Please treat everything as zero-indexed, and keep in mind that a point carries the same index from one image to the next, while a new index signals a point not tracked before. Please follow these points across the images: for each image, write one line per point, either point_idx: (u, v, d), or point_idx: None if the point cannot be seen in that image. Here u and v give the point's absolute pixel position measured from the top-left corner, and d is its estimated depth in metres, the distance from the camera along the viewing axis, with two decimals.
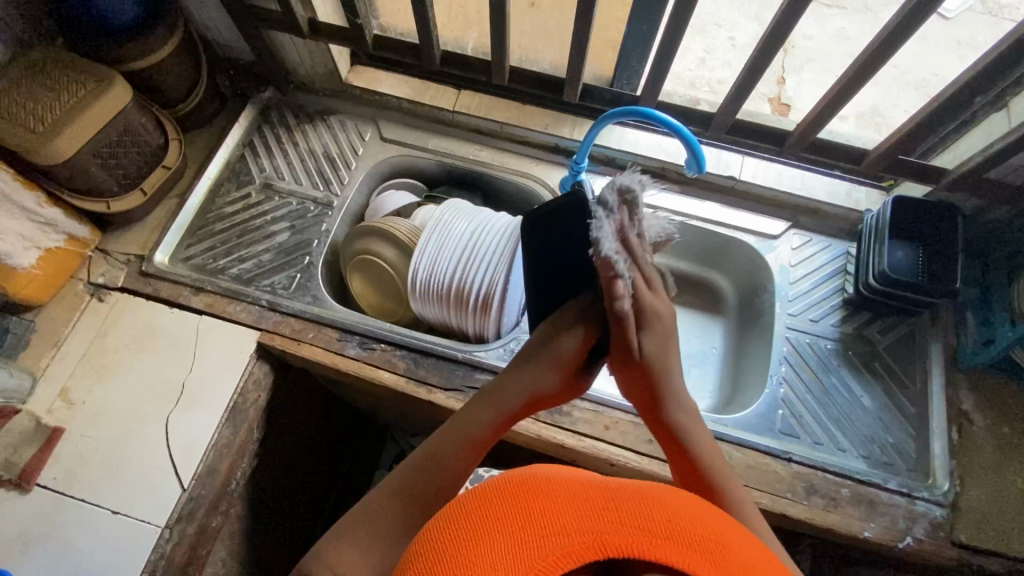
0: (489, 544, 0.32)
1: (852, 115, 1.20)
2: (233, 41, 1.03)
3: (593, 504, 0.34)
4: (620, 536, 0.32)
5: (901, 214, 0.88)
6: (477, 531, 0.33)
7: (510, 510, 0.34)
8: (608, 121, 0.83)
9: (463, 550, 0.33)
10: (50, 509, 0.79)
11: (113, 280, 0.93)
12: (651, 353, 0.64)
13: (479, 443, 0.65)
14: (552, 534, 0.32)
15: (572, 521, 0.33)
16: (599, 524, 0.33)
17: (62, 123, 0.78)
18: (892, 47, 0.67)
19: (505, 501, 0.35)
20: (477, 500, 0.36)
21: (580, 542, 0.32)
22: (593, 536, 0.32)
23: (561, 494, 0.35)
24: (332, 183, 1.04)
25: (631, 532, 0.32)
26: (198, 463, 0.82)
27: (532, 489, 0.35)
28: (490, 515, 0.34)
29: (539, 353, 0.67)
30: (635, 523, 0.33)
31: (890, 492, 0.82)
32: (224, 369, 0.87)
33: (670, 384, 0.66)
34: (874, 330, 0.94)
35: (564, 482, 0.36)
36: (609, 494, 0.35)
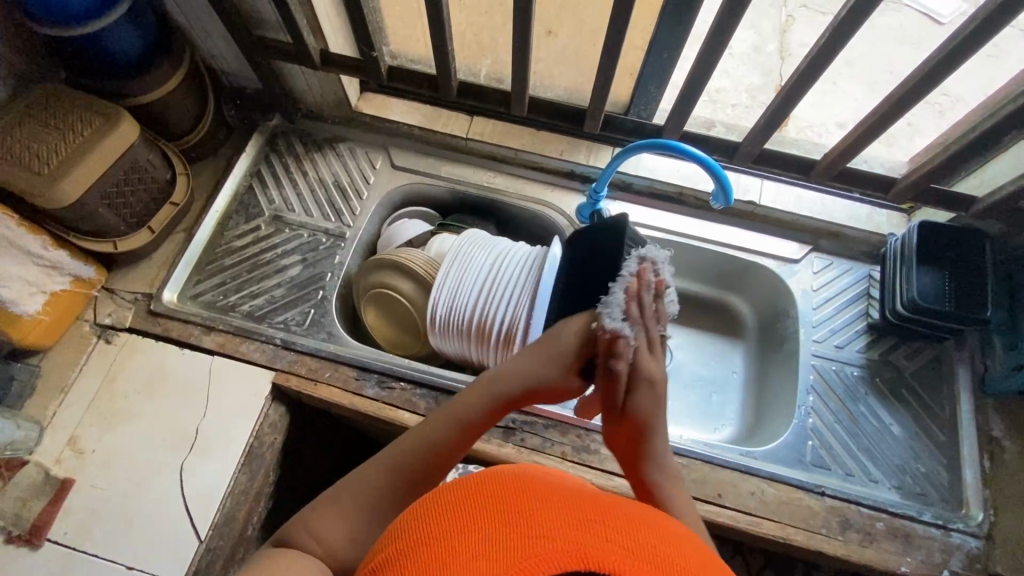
0: (474, 537, 0.33)
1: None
2: (239, 69, 1.01)
3: (582, 518, 0.34)
4: (604, 551, 0.32)
5: (926, 240, 0.87)
6: (462, 526, 0.34)
7: (500, 513, 0.34)
8: (633, 153, 0.81)
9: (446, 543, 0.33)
10: (62, 567, 0.76)
11: (120, 320, 0.90)
12: (642, 410, 0.62)
13: (472, 427, 0.62)
14: (538, 537, 0.32)
15: (560, 531, 0.33)
16: (586, 538, 0.32)
17: (70, 164, 0.76)
18: (931, 80, 0.66)
19: (498, 504, 0.35)
20: (470, 495, 0.36)
21: (564, 550, 0.31)
22: (578, 546, 0.32)
23: (553, 505, 0.35)
24: (343, 213, 1.01)
25: (616, 550, 0.32)
26: (215, 512, 0.79)
27: (527, 494, 0.36)
28: (478, 513, 0.35)
29: (552, 341, 0.64)
30: (619, 541, 0.33)
31: (925, 525, 0.81)
32: (238, 412, 0.84)
33: (654, 445, 0.62)
34: (900, 356, 0.92)
35: (559, 494, 0.36)
36: (602, 512, 0.35)
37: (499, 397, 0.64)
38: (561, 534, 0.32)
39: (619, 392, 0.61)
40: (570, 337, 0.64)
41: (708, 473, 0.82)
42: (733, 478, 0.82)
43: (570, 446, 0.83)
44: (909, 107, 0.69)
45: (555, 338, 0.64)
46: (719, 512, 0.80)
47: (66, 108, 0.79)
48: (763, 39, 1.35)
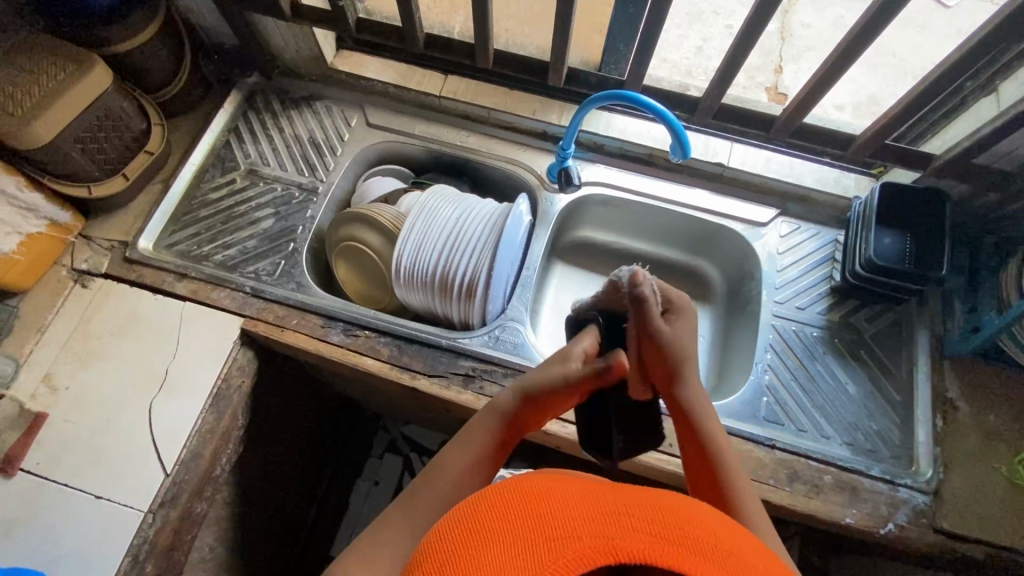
0: (501, 548, 0.33)
1: (848, 104, 1.19)
2: (217, 24, 1.02)
3: (606, 511, 0.35)
4: (630, 540, 0.33)
5: (888, 200, 0.87)
6: (484, 536, 0.34)
7: (523, 515, 0.34)
8: (592, 106, 0.82)
9: (472, 552, 0.33)
10: (32, 494, 0.79)
11: (96, 266, 0.93)
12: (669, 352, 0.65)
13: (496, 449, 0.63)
14: (564, 538, 0.33)
15: (583, 526, 0.33)
16: (610, 529, 0.33)
17: (40, 106, 0.78)
18: (875, 29, 0.67)
19: (517, 503, 0.35)
20: (489, 500, 0.36)
21: (593, 546, 0.32)
22: (606, 541, 0.33)
23: (573, 500, 0.35)
24: (317, 169, 1.03)
25: (642, 537, 0.33)
26: (181, 449, 0.82)
27: (542, 491, 0.36)
28: (501, 517, 0.35)
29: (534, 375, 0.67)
30: (645, 528, 0.34)
31: (872, 479, 0.82)
32: (208, 355, 0.87)
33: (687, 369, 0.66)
34: (861, 318, 0.93)
35: (576, 488, 0.37)
36: (621, 498, 0.36)
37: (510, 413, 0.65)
38: (585, 529, 0.33)
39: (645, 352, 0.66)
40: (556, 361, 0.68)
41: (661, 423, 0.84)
42: None
43: None
44: (859, 56, 0.69)
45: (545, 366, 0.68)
46: (669, 460, 0.82)
47: (41, 54, 0.81)
48: None
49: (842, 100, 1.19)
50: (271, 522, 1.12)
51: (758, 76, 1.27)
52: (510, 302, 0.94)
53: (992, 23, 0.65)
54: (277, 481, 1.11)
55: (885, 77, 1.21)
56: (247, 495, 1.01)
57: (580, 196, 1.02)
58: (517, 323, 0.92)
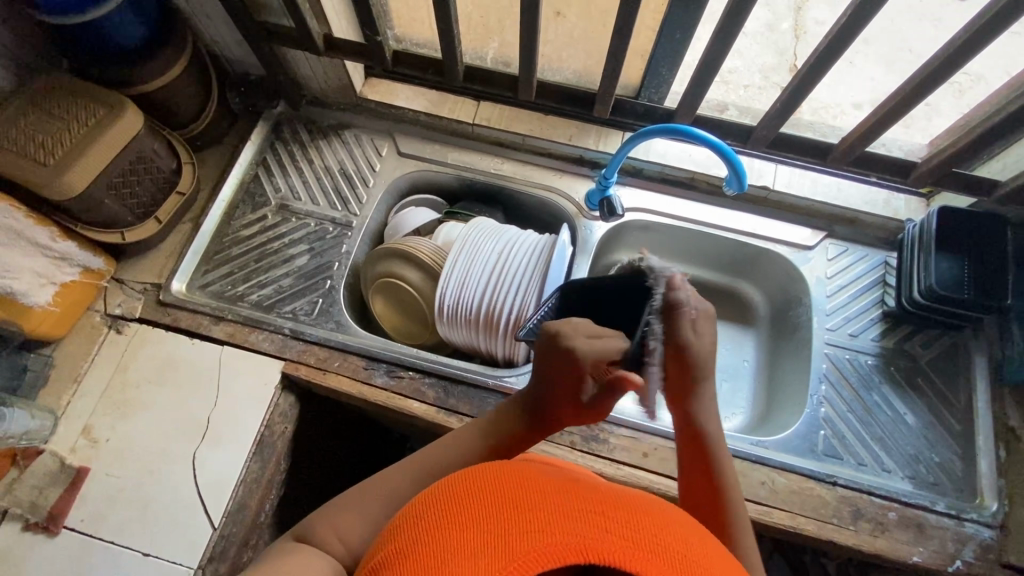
0: (473, 536, 0.35)
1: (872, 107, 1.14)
2: (243, 56, 0.99)
3: (582, 510, 0.35)
4: (601, 543, 0.33)
5: (946, 225, 0.85)
6: (462, 518, 0.37)
7: (501, 511, 0.36)
8: (644, 139, 0.79)
9: (447, 542, 0.35)
10: (79, 553, 0.77)
11: (130, 311, 0.90)
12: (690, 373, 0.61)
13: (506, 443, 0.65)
14: (535, 533, 0.33)
15: (557, 522, 0.34)
16: (583, 530, 0.33)
17: (73, 156, 0.75)
18: (953, 62, 0.64)
19: (500, 497, 0.37)
20: (477, 490, 0.39)
21: (562, 544, 0.33)
22: (577, 540, 0.33)
23: (552, 496, 0.36)
24: (350, 202, 1.00)
25: (612, 539, 0.33)
26: (227, 501, 0.80)
27: (524, 493, 0.37)
28: (481, 504, 0.37)
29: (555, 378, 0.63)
30: (616, 530, 0.34)
31: (938, 514, 0.80)
32: (249, 402, 0.85)
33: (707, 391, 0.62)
34: (916, 344, 0.91)
35: (560, 488, 0.37)
36: (599, 501, 0.36)
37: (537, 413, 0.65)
38: (559, 526, 0.34)
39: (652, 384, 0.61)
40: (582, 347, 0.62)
41: None
42: (743, 468, 0.82)
43: (579, 435, 0.83)
44: (931, 89, 0.66)
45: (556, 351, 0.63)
46: None
47: (71, 98, 0.78)
48: (777, 17, 1.29)
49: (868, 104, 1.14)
50: None
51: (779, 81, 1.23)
52: None
53: None
54: None
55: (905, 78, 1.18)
56: None
57: (620, 223, 0.99)
58: None
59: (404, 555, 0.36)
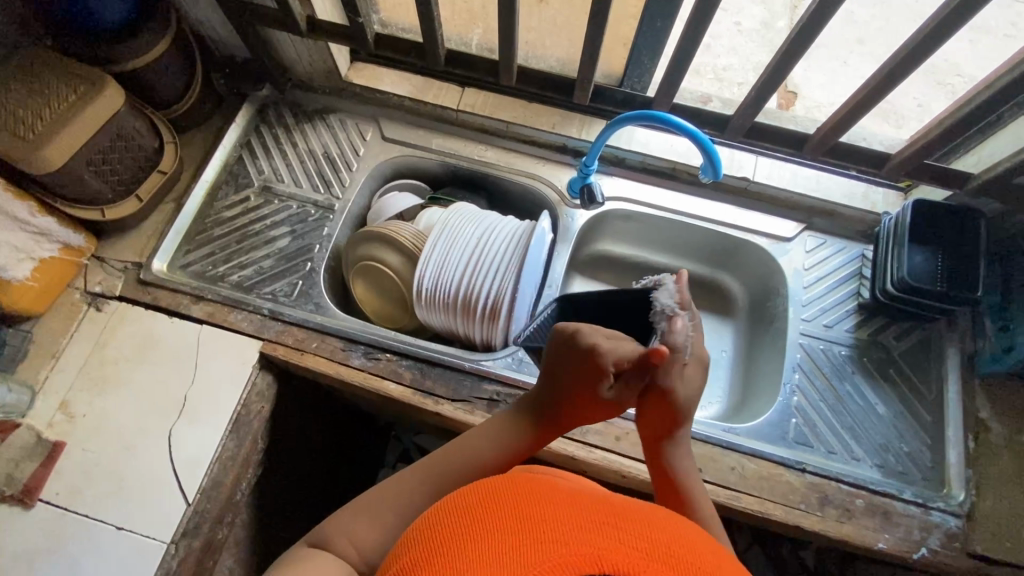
0: (491, 547, 0.35)
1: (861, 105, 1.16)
2: (228, 37, 1.00)
3: (597, 522, 0.36)
4: (618, 554, 0.34)
5: (920, 217, 0.86)
6: (475, 530, 0.37)
7: (518, 522, 0.37)
8: (622, 125, 0.80)
9: (465, 553, 0.36)
10: (53, 526, 0.77)
11: (110, 289, 0.91)
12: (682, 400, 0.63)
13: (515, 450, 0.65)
14: (553, 545, 0.34)
15: (573, 535, 0.35)
16: (598, 541, 0.35)
17: (52, 130, 0.75)
18: (923, 50, 0.65)
19: (512, 508, 0.38)
20: (487, 501, 0.39)
21: (578, 554, 0.34)
22: (593, 551, 0.34)
23: (565, 508, 0.37)
24: (333, 185, 1.01)
25: (628, 552, 0.34)
26: (203, 477, 0.81)
27: (537, 505, 0.38)
28: (494, 516, 0.38)
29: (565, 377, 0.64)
30: (631, 543, 0.35)
31: (905, 502, 0.81)
32: (226, 380, 0.85)
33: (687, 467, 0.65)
34: (890, 336, 0.92)
35: (572, 502, 0.38)
36: (612, 515, 0.37)
37: (535, 421, 0.66)
38: (574, 539, 0.35)
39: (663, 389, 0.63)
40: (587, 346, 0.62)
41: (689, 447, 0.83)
42: (714, 453, 0.83)
43: None
44: (901, 77, 0.67)
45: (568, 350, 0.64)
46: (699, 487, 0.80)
47: (51, 73, 0.78)
48: (773, 15, 1.29)
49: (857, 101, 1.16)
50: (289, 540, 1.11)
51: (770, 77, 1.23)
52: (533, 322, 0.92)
53: None
54: (293, 499, 1.09)
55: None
56: (264, 515, 1.00)
57: (602, 211, 1.00)
58: None
59: (419, 565, 0.36)
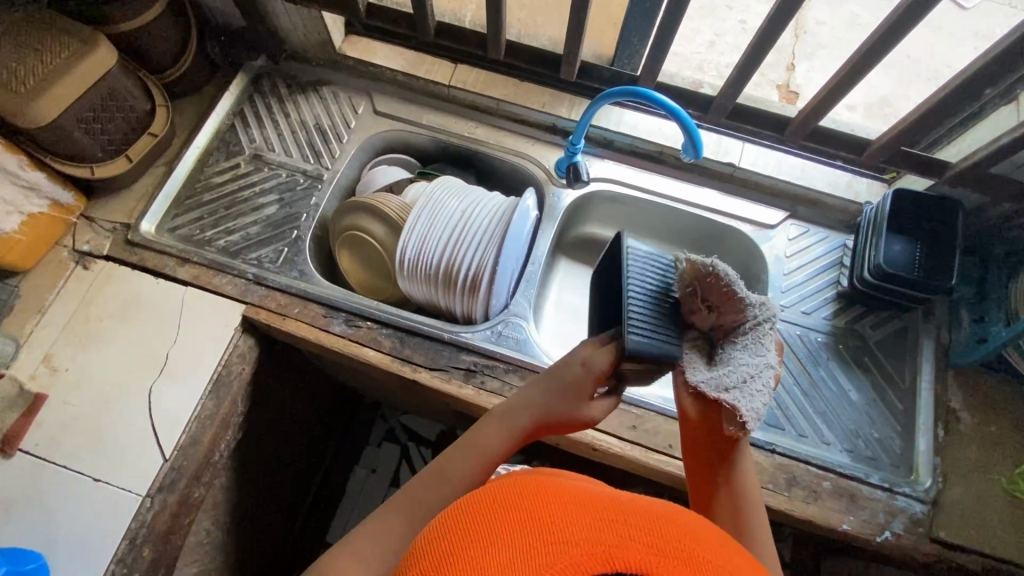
0: (500, 547, 0.35)
1: (860, 105, 1.17)
2: (224, 5, 1.01)
3: (605, 520, 0.36)
4: (626, 550, 0.34)
5: (900, 206, 0.86)
6: (486, 534, 0.37)
7: (525, 521, 0.37)
8: (606, 101, 0.81)
9: (472, 553, 0.35)
10: (31, 475, 0.79)
11: (98, 248, 0.92)
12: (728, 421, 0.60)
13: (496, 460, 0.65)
14: (562, 544, 0.34)
15: (584, 534, 0.35)
16: (608, 539, 0.35)
17: (44, 84, 0.76)
18: (898, 31, 0.66)
19: (520, 508, 0.38)
20: (494, 502, 0.39)
21: (589, 552, 0.34)
22: (604, 548, 0.34)
23: (574, 507, 0.38)
24: (323, 156, 1.02)
25: (640, 548, 0.34)
26: (180, 434, 0.82)
27: (542, 502, 0.38)
28: (504, 520, 0.37)
29: (563, 401, 0.65)
30: (640, 538, 0.35)
31: (871, 486, 0.82)
32: (208, 341, 0.87)
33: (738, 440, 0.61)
34: (867, 325, 0.93)
35: (577, 500, 0.38)
36: (619, 511, 0.38)
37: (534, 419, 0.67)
38: (587, 538, 0.35)
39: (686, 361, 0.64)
40: (580, 363, 0.64)
41: (661, 424, 0.84)
42: None
43: None
44: (878, 60, 0.68)
45: (566, 373, 0.65)
46: (668, 463, 0.81)
47: (43, 29, 0.79)
48: None
49: (853, 100, 1.16)
50: (267, 508, 1.12)
51: (770, 73, 1.24)
52: (514, 298, 0.93)
53: (1016, 33, 0.64)
54: (274, 467, 1.11)
55: (888, 73, 1.20)
56: (244, 480, 1.02)
57: (588, 192, 1.01)
58: (520, 319, 0.91)
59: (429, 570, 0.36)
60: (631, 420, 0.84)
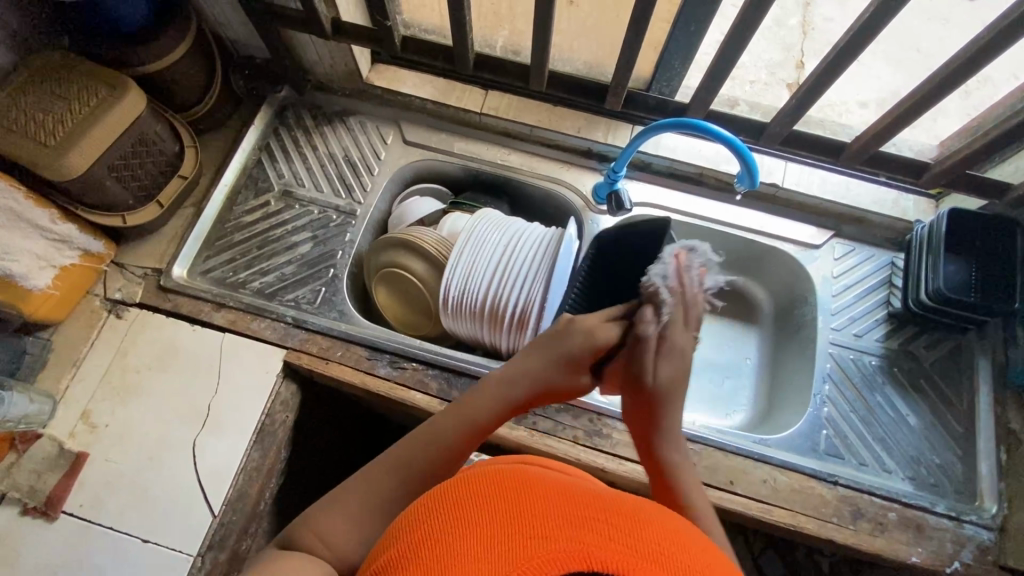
0: (476, 538, 0.33)
1: (872, 101, 1.16)
2: (247, 37, 0.98)
3: (587, 518, 0.33)
4: (607, 552, 0.31)
5: (956, 227, 0.84)
6: (462, 519, 0.35)
7: (507, 511, 0.34)
8: (656, 132, 0.78)
9: (452, 540, 0.33)
10: (78, 539, 0.76)
11: (130, 295, 0.89)
12: (665, 380, 0.63)
13: (482, 429, 0.62)
14: (540, 539, 0.32)
15: (562, 531, 0.32)
16: (589, 537, 0.32)
17: (76, 136, 0.74)
18: (972, 58, 0.64)
19: (496, 503, 0.35)
20: (472, 495, 0.37)
21: (568, 551, 0.31)
22: (582, 547, 0.31)
23: (558, 501, 0.35)
24: (354, 189, 0.99)
25: (618, 548, 0.32)
26: (228, 488, 0.79)
27: (527, 494, 0.36)
28: (484, 508, 0.35)
29: (556, 362, 0.65)
30: (621, 539, 0.32)
31: (937, 516, 0.80)
32: (250, 389, 0.84)
33: (669, 416, 0.63)
34: (920, 346, 0.91)
35: (562, 494, 0.36)
36: (604, 510, 0.35)
37: (537, 384, 0.65)
38: (564, 533, 0.32)
39: (645, 362, 0.63)
40: (583, 337, 0.65)
41: (720, 459, 0.82)
42: (745, 465, 0.82)
43: (583, 431, 0.83)
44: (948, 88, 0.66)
45: (568, 342, 0.65)
46: (731, 501, 0.79)
47: (72, 77, 0.77)
48: (786, 12, 1.26)
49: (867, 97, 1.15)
50: None
51: (782, 74, 1.21)
52: None
53: None
54: None
55: (913, 76, 1.17)
56: None
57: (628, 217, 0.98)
58: None
59: (408, 557, 0.34)
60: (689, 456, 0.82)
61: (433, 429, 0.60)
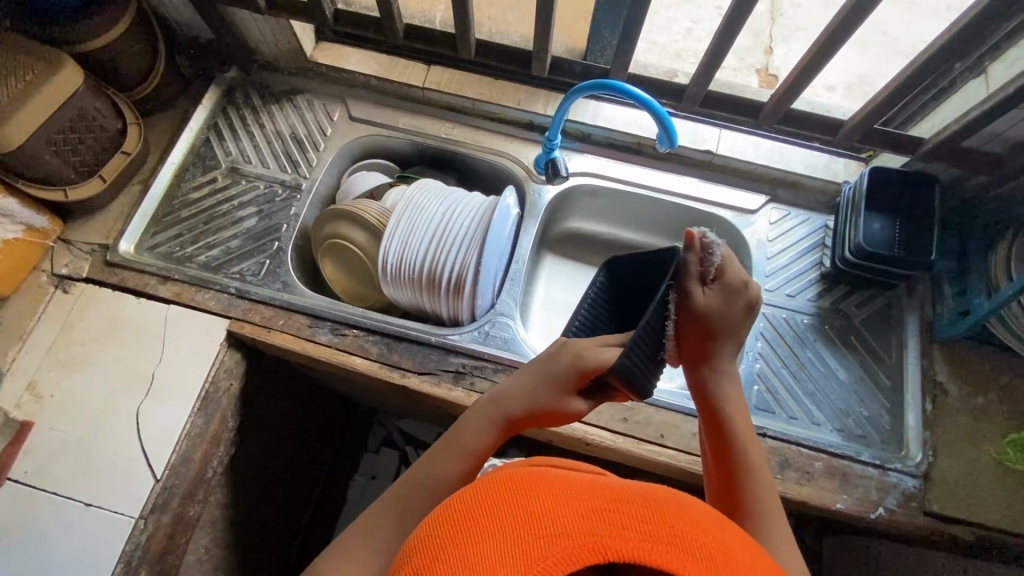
0: (487, 546, 0.31)
1: (839, 85, 1.14)
2: (190, 18, 0.99)
3: (596, 509, 0.32)
4: (619, 540, 0.30)
5: (877, 185, 0.87)
6: (472, 528, 0.32)
7: (513, 509, 0.32)
8: (579, 95, 0.81)
9: (463, 554, 0.31)
10: (21, 503, 0.78)
11: (77, 271, 0.91)
12: (715, 308, 0.65)
13: (475, 457, 0.63)
14: (552, 537, 0.30)
15: (572, 523, 0.31)
16: (600, 526, 0.31)
17: (11, 109, 0.76)
18: (861, 10, 0.66)
19: (503, 499, 0.33)
20: (476, 492, 0.35)
21: (581, 544, 0.30)
22: (594, 538, 0.30)
23: (563, 488, 0.33)
24: (300, 165, 1.01)
25: (631, 536, 0.31)
26: (171, 454, 0.81)
27: (527, 486, 0.33)
28: (490, 511, 0.33)
29: (543, 389, 0.63)
30: (631, 524, 0.31)
31: (863, 464, 0.82)
32: (193, 359, 0.86)
33: (719, 349, 0.66)
34: (852, 305, 0.94)
35: (562, 479, 0.34)
36: (608, 490, 0.33)
37: (522, 408, 0.64)
38: (576, 526, 0.31)
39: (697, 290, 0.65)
40: (569, 361, 0.61)
41: (651, 415, 0.84)
42: (676, 420, 0.84)
43: None
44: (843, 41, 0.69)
45: (554, 368, 0.62)
46: (659, 453, 0.82)
47: (9, 53, 0.78)
48: None
49: (833, 80, 1.15)
50: (264, 520, 1.11)
51: (750, 58, 1.22)
52: (500, 297, 0.93)
53: (978, 5, 0.65)
54: (270, 479, 1.10)
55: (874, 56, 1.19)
56: (238, 494, 1.01)
57: (568, 186, 1.01)
58: (507, 318, 0.91)
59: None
60: (621, 412, 0.84)
61: (423, 469, 0.61)
